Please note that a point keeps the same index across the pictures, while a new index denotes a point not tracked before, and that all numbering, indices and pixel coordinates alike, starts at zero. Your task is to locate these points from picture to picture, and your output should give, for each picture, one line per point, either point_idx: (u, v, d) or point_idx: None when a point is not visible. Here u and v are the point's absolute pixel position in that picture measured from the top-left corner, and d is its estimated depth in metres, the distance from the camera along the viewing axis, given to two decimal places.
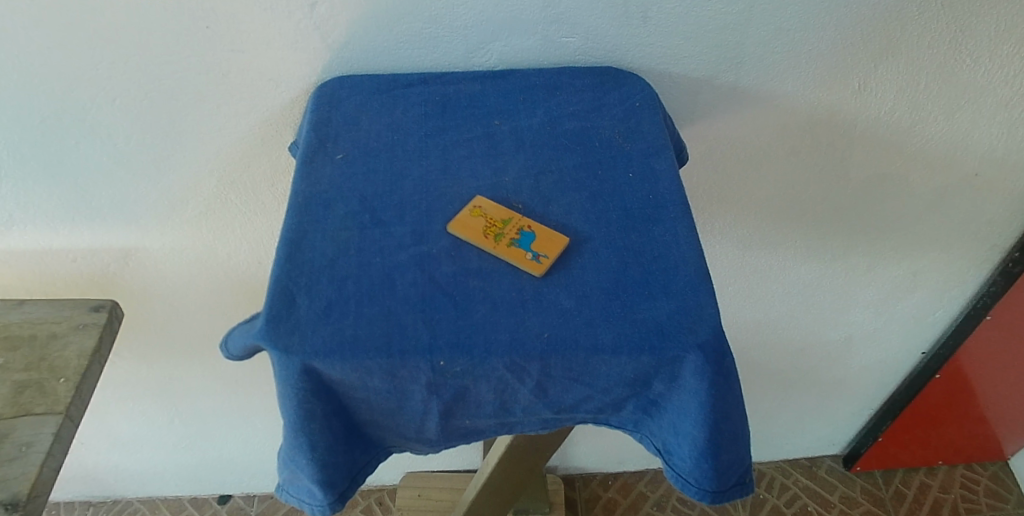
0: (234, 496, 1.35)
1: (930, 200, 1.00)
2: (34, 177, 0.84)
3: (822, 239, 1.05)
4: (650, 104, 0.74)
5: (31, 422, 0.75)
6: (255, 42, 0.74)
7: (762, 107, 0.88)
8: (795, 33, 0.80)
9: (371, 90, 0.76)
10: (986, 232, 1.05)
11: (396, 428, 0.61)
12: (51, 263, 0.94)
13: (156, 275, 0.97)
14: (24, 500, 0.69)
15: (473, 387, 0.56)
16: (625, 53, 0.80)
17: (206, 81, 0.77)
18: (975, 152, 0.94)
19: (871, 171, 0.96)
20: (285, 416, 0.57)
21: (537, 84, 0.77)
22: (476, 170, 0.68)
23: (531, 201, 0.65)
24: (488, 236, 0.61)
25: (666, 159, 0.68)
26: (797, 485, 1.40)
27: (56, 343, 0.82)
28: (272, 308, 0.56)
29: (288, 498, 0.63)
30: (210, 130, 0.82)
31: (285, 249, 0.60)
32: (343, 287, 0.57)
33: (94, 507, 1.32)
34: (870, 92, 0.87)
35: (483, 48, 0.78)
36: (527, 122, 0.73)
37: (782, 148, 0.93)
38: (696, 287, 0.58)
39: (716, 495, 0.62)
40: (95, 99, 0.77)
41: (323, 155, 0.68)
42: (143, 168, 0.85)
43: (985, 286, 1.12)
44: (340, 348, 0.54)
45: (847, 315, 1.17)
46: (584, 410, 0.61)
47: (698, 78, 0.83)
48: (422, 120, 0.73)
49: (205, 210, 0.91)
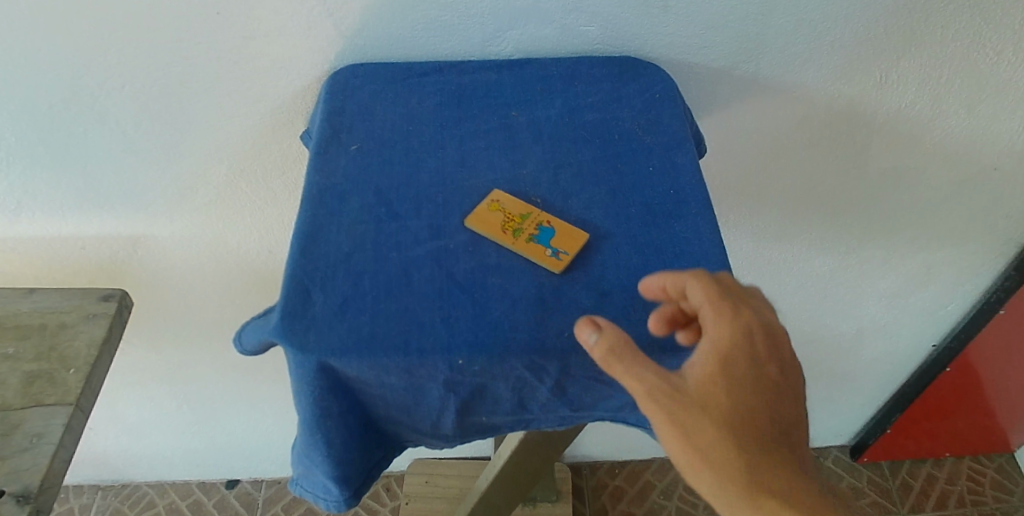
0: (242, 481, 1.35)
1: (948, 193, 0.99)
2: (42, 163, 0.82)
3: (839, 230, 1.04)
4: (670, 96, 0.73)
5: (41, 413, 0.74)
6: (268, 28, 0.73)
7: (781, 99, 0.86)
8: (817, 23, 0.78)
9: (385, 78, 0.74)
10: (1002, 225, 1.04)
11: (412, 424, 0.61)
12: (60, 250, 0.93)
13: (166, 262, 0.96)
14: (36, 492, 0.68)
15: (490, 385, 0.55)
16: (645, 43, 0.78)
17: (216, 67, 0.76)
18: (995, 146, 0.92)
19: (892, 163, 0.94)
20: (300, 412, 0.56)
21: (555, 74, 0.75)
22: (494, 163, 0.67)
23: (551, 195, 0.64)
24: (506, 231, 0.60)
25: (687, 153, 0.67)
26: None
27: (67, 334, 0.81)
28: (287, 304, 0.54)
29: (302, 492, 0.63)
30: (220, 118, 0.81)
31: (299, 243, 0.58)
32: (359, 282, 0.56)
33: (103, 491, 1.33)
34: (892, 84, 0.85)
35: (500, 36, 0.77)
36: (544, 113, 0.71)
37: (801, 140, 0.91)
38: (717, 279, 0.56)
39: None
40: (103, 86, 0.75)
41: (337, 145, 0.67)
42: (150, 156, 0.83)
43: (999, 280, 1.11)
44: (357, 346, 0.53)
45: (859, 307, 1.16)
46: (602, 408, 0.60)
47: (718, 68, 0.82)
48: (437, 109, 0.71)
49: (215, 198, 0.89)
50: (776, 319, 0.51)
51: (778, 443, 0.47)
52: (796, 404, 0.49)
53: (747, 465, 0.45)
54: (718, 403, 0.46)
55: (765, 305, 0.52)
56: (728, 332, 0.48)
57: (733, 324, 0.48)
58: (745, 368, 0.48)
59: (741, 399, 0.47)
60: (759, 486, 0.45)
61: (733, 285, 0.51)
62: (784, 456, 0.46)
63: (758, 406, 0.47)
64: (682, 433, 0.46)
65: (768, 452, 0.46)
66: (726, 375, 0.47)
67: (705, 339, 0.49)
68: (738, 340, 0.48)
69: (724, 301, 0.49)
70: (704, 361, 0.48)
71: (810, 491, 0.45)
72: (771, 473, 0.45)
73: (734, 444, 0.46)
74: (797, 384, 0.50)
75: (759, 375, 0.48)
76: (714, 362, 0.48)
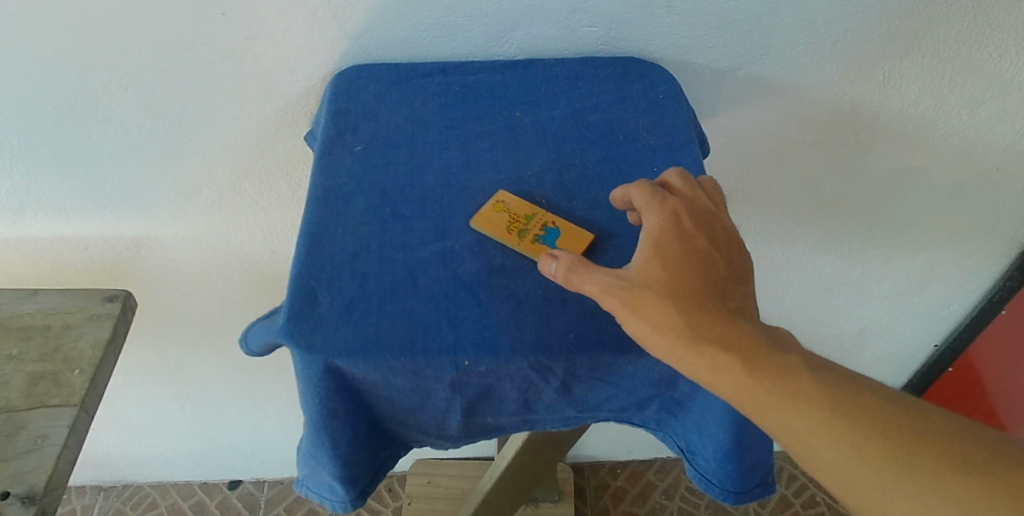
0: (245, 481, 1.35)
1: (951, 193, 0.99)
2: (46, 164, 0.82)
3: (841, 230, 1.04)
4: (674, 97, 0.73)
5: (46, 414, 0.74)
6: (272, 29, 0.73)
7: (785, 99, 0.86)
8: (821, 24, 0.78)
9: (390, 79, 0.74)
10: (1003, 225, 1.04)
11: (417, 425, 0.61)
12: (64, 251, 0.93)
13: (169, 263, 0.96)
14: (41, 493, 0.68)
15: (497, 386, 0.56)
16: (648, 43, 0.79)
17: (220, 68, 0.76)
18: (997, 146, 0.92)
19: (894, 163, 0.95)
20: (307, 413, 0.56)
21: (559, 74, 0.75)
22: (499, 163, 0.67)
23: (556, 196, 0.64)
24: (512, 232, 0.60)
25: (692, 153, 0.67)
26: (806, 475, 1.40)
27: (71, 334, 0.81)
28: (293, 305, 0.54)
29: (307, 493, 0.63)
30: (224, 118, 0.81)
31: (305, 244, 0.58)
32: (365, 283, 0.56)
33: (105, 492, 1.33)
34: (895, 84, 0.85)
35: (504, 37, 0.77)
36: (549, 114, 0.71)
37: (804, 140, 0.91)
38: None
39: (740, 496, 0.63)
40: (107, 86, 0.75)
41: (342, 146, 0.67)
42: (154, 157, 0.83)
43: (1001, 280, 1.11)
44: (363, 347, 0.53)
45: (862, 307, 1.17)
46: (607, 409, 0.60)
47: (721, 69, 0.82)
48: (442, 110, 0.71)
49: (219, 199, 0.89)
50: (709, 206, 0.56)
51: (718, 303, 0.50)
52: (738, 272, 0.53)
53: (693, 318, 0.48)
54: (655, 273, 0.51)
55: (702, 195, 0.57)
56: (660, 221, 0.54)
57: (663, 212, 0.55)
58: (678, 245, 0.53)
59: (678, 269, 0.51)
60: (705, 338, 0.48)
61: (671, 185, 0.58)
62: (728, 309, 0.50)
63: (695, 275, 0.51)
64: (636, 306, 0.49)
65: (707, 309, 0.49)
66: (659, 250, 0.52)
67: (643, 233, 0.54)
68: (668, 222, 0.54)
69: (655, 197, 0.56)
70: (643, 245, 0.53)
71: (749, 339, 0.47)
72: (711, 326, 0.48)
73: (678, 306, 0.49)
74: (737, 259, 0.54)
75: (692, 251, 0.53)
76: (650, 242, 0.53)
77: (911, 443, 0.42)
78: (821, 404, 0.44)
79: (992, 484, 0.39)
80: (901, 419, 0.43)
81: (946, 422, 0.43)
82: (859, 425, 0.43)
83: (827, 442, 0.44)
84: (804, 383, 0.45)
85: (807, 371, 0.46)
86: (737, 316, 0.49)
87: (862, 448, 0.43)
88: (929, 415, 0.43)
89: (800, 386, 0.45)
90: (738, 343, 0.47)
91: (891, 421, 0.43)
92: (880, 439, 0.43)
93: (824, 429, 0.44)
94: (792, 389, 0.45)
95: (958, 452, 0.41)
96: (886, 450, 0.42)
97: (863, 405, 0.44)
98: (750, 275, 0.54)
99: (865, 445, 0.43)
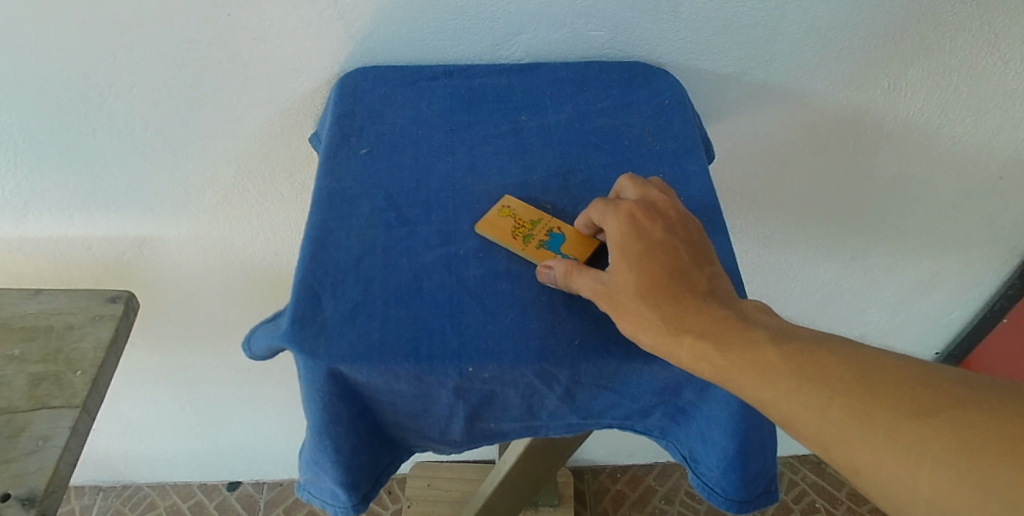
0: (244, 482, 1.35)
1: (954, 201, 0.99)
2: (50, 164, 0.82)
3: (845, 237, 1.04)
4: (679, 102, 0.72)
5: (48, 416, 0.74)
6: (278, 31, 0.73)
7: (790, 105, 0.86)
8: (827, 31, 0.78)
9: (395, 81, 0.74)
10: (1006, 234, 1.03)
11: (420, 430, 0.60)
12: (66, 251, 0.92)
13: (172, 264, 0.96)
14: (41, 496, 0.68)
15: (500, 392, 0.55)
16: (654, 48, 0.78)
17: (226, 69, 0.75)
18: (1001, 155, 0.92)
19: (898, 171, 0.94)
20: (310, 418, 0.56)
21: (565, 79, 0.75)
22: (504, 168, 0.67)
23: (561, 201, 0.64)
24: (516, 237, 0.59)
25: (697, 159, 0.66)
26: (806, 481, 1.40)
27: (74, 335, 0.81)
28: (297, 309, 0.54)
29: (310, 498, 0.62)
30: (228, 119, 0.80)
31: (309, 248, 0.58)
32: (369, 287, 0.56)
33: (104, 492, 1.32)
34: (899, 92, 0.85)
35: (509, 40, 0.76)
36: (554, 118, 0.71)
37: (808, 146, 0.91)
38: (731, 277, 0.57)
39: (743, 505, 0.63)
40: (113, 87, 0.75)
41: (347, 149, 0.67)
42: (159, 158, 0.83)
43: (1003, 289, 1.11)
44: (367, 352, 0.52)
45: (864, 314, 1.16)
46: (611, 416, 0.60)
47: (727, 75, 0.82)
48: (447, 113, 0.71)
49: (222, 200, 0.89)
50: (661, 193, 0.58)
51: (684, 290, 0.51)
52: (702, 253, 0.54)
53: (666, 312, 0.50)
54: (624, 276, 0.53)
55: (654, 188, 0.59)
56: (617, 224, 0.56)
57: (618, 217, 0.56)
58: (640, 242, 0.54)
59: (644, 266, 0.53)
60: (679, 329, 0.50)
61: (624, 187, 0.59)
62: (698, 296, 0.51)
63: (660, 267, 0.53)
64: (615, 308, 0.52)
65: (677, 301, 0.51)
66: (623, 252, 0.54)
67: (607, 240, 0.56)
68: (627, 224, 0.55)
69: (609, 206, 0.57)
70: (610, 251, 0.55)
71: (718, 322, 0.50)
72: (683, 317, 0.50)
73: (651, 301, 0.51)
74: (696, 236, 0.55)
75: (654, 243, 0.54)
76: (615, 246, 0.55)
77: (873, 397, 0.44)
78: (789, 373, 0.46)
79: (954, 428, 0.41)
80: (861, 374, 0.45)
81: (900, 368, 0.45)
82: (825, 388, 0.45)
83: (799, 406, 0.45)
84: (771, 356, 0.47)
85: (769, 341, 0.48)
86: (705, 300, 0.51)
87: (830, 409, 0.45)
88: (889, 365, 0.46)
89: (767, 359, 0.47)
90: (705, 331, 0.49)
91: (853, 378, 0.45)
92: (847, 399, 0.45)
93: (795, 396, 0.46)
94: (761, 365, 0.47)
95: (921, 401, 0.43)
96: (853, 406, 0.44)
97: (827, 368, 0.46)
98: (711, 250, 0.55)
99: (834, 404, 0.45)
